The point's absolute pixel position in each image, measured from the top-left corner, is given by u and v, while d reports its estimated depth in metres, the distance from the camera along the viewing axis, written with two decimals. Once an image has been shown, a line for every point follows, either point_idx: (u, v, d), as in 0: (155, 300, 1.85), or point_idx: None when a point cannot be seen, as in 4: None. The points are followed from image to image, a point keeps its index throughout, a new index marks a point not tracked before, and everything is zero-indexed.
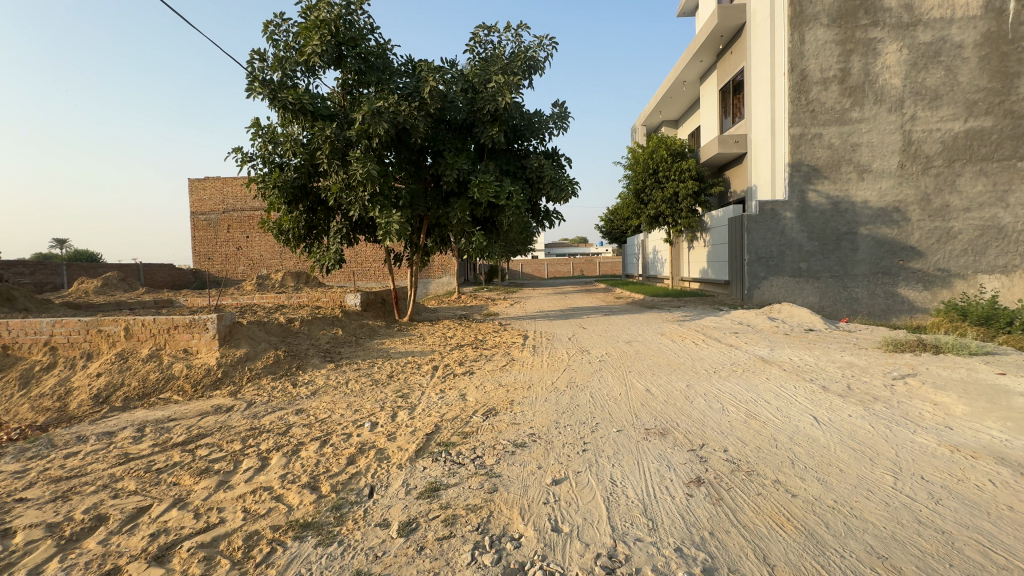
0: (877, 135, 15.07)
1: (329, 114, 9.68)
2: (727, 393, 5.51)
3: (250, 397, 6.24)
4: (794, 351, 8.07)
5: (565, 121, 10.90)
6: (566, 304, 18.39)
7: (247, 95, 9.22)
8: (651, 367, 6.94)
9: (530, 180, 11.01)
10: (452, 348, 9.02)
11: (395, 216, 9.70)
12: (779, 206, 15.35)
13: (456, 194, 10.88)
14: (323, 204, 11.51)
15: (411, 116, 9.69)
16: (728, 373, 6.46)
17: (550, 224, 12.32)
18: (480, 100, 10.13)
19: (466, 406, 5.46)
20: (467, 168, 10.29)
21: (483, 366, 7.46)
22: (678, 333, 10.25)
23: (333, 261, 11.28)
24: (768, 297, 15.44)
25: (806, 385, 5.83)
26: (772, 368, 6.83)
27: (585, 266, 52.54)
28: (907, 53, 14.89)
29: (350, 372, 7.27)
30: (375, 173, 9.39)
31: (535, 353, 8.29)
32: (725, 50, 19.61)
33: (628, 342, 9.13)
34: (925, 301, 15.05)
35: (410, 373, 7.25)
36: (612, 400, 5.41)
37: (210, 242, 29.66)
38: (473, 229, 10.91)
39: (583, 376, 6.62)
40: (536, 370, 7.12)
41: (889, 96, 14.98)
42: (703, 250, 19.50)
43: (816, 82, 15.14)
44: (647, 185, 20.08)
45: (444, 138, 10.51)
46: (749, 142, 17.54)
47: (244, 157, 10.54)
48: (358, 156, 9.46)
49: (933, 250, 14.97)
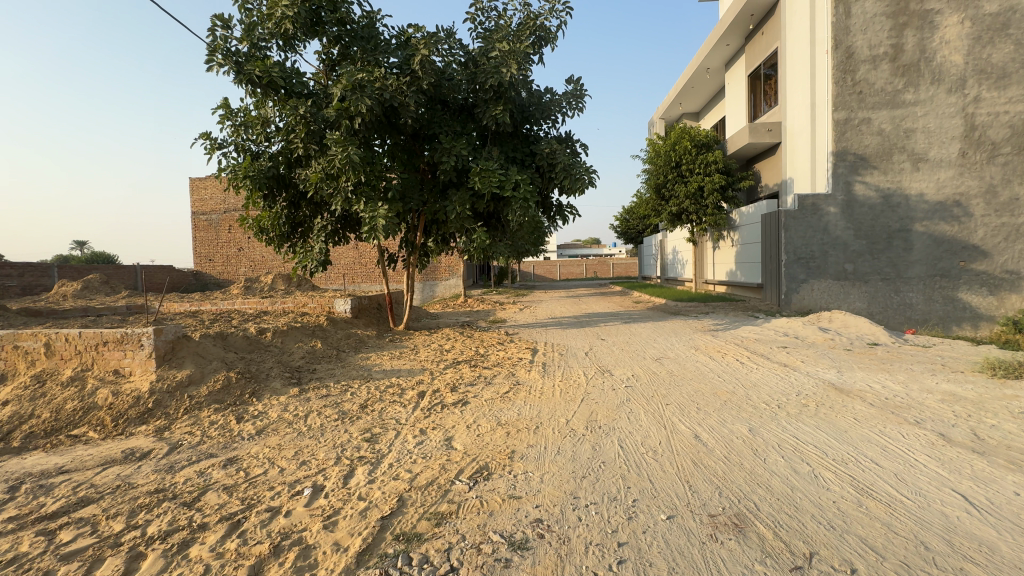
0: (933, 119, 13.31)
1: (306, 93, 8.32)
2: (811, 445, 3.97)
3: (178, 438, 4.84)
4: (869, 374, 6.48)
5: (581, 100, 9.40)
6: (579, 309, 16.80)
7: (207, 68, 7.86)
8: (694, 399, 5.39)
9: (540, 169, 9.54)
10: (446, 366, 7.57)
11: (381, 211, 8.32)
12: (821, 200, 13.65)
13: (454, 185, 9.48)
14: (307, 198, 10.20)
15: (402, 93, 8.26)
16: (799, 410, 4.90)
17: (564, 221, 10.81)
18: (482, 74, 8.61)
19: (448, 460, 3.99)
20: (467, 153, 8.85)
21: (481, 393, 5.98)
22: (715, 348, 8.66)
23: (316, 263, 9.97)
24: (809, 302, 13.75)
25: (916, 433, 4.25)
26: (853, 399, 5.28)
27: (598, 267, 51.00)
28: (970, 25, 13.11)
29: (316, 401, 5.85)
30: (357, 159, 7.96)
31: (546, 374, 6.79)
32: (755, 32, 17.93)
33: (657, 360, 7.60)
34: (990, 307, 13.24)
35: (390, 402, 5.82)
36: (649, 454, 3.91)
37: (212, 243, 28.70)
38: (474, 225, 9.43)
39: (607, 411, 5.12)
40: (545, 399, 5.64)
41: (949, 75, 13.21)
42: (731, 250, 17.83)
43: (863, 60, 13.42)
44: (668, 179, 18.44)
45: (440, 120, 9.08)
46: (784, 129, 15.82)
47: (212, 143, 9.16)
48: (337, 139, 8.00)
49: (1000, 249, 13.14)
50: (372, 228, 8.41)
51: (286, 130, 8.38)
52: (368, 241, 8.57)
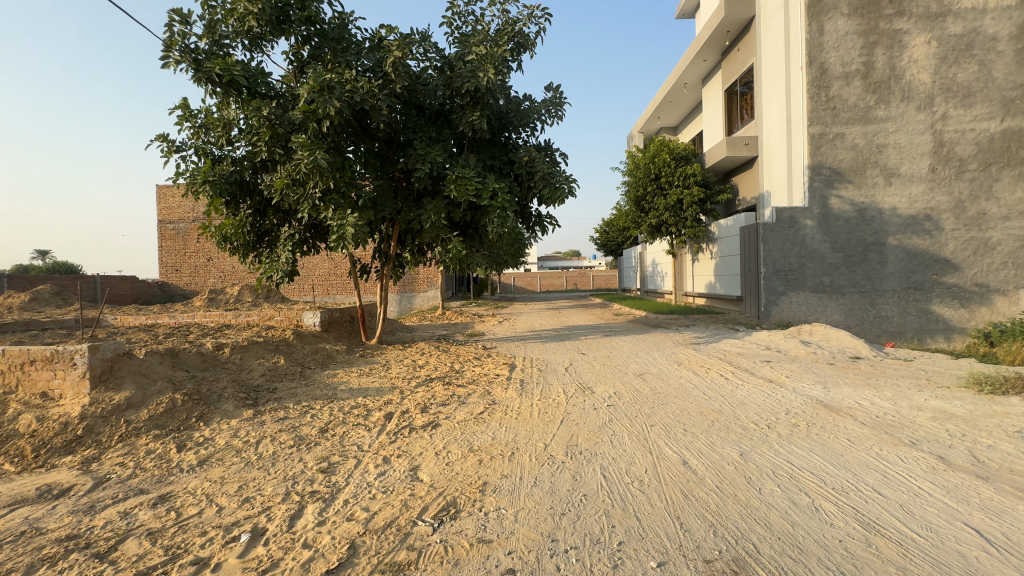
0: (904, 135, 13.58)
1: (271, 94, 7.87)
2: (808, 473, 3.67)
3: (106, 472, 4.26)
4: (856, 389, 6.29)
5: (560, 107, 9.19)
6: (559, 322, 16.48)
7: (163, 65, 7.33)
8: (680, 419, 5.07)
9: (518, 177, 9.25)
10: (418, 384, 7.11)
11: (350, 219, 7.86)
12: (798, 213, 13.73)
13: (429, 194, 9.11)
14: (274, 205, 9.68)
15: (373, 96, 7.87)
16: (789, 432, 4.63)
17: (543, 231, 10.50)
18: (458, 79, 8.31)
19: (412, 495, 3.55)
20: (443, 160, 8.50)
21: (453, 415, 5.55)
22: (698, 362, 8.41)
23: (282, 274, 9.45)
24: (788, 315, 13.74)
25: (915, 456, 4.00)
26: (844, 419, 5.04)
27: (578, 279, 51.11)
28: (937, 45, 13.49)
29: (271, 424, 5.32)
30: (325, 164, 7.50)
31: (523, 392, 6.39)
32: (731, 48, 18.20)
33: (639, 375, 7.30)
34: (961, 320, 13.44)
35: (354, 426, 5.34)
36: (635, 485, 3.56)
37: (179, 253, 27.56)
38: (450, 235, 9.04)
39: (589, 433, 4.77)
40: (523, 421, 5.25)
41: (918, 93, 13.53)
42: (710, 262, 17.83)
43: (837, 77, 13.65)
44: (648, 192, 18.44)
45: (415, 126, 8.72)
46: (761, 143, 15.96)
47: (170, 146, 8.60)
48: (302, 142, 7.53)
49: (970, 263, 13.39)
50: (340, 238, 7.92)
51: (250, 133, 7.88)
52: (335, 252, 8.07)
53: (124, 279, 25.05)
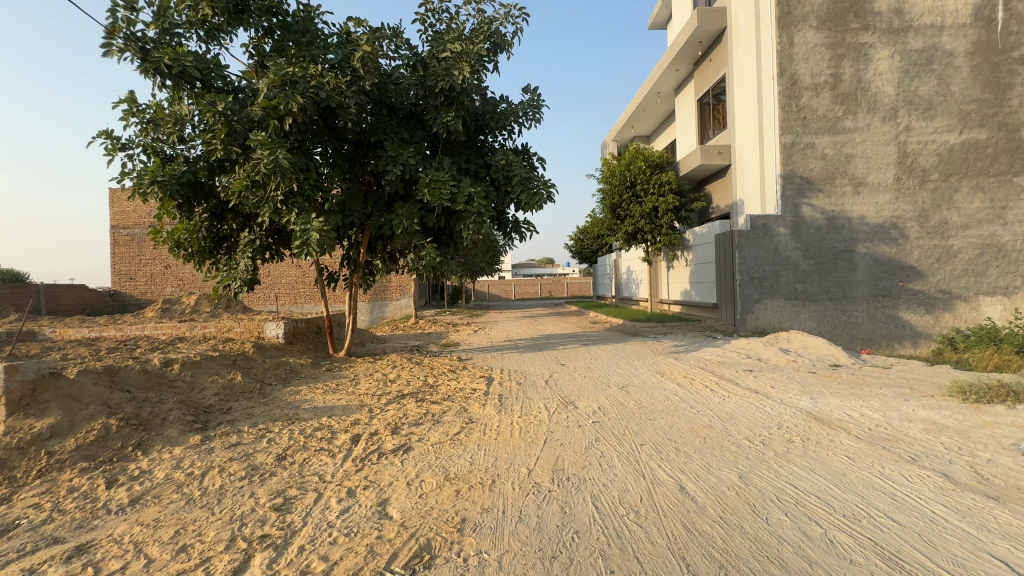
0: (871, 145, 13.92)
1: (228, 89, 7.29)
2: (814, 497, 3.40)
3: (16, 516, 3.61)
4: (842, 399, 6.15)
5: (538, 110, 8.91)
6: (536, 331, 16.13)
7: (105, 54, 6.66)
8: (670, 437, 4.77)
9: (495, 181, 8.90)
10: (388, 401, 6.60)
11: (315, 223, 7.32)
12: (772, 221, 13.84)
13: (401, 198, 8.66)
14: (233, 209, 9.03)
15: (340, 93, 7.39)
16: (786, 449, 4.38)
17: (520, 238, 10.16)
18: (432, 77, 7.92)
19: (380, 538, 3.09)
20: (415, 162, 8.07)
21: (427, 436, 5.09)
22: (680, 373, 8.19)
23: (241, 283, 8.82)
24: (763, 322, 13.80)
25: (919, 474, 3.79)
26: (838, 433, 4.83)
27: (553, 286, 51.10)
28: (899, 59, 13.91)
29: (220, 452, 4.74)
30: (287, 164, 6.95)
31: (502, 409, 5.98)
32: (703, 58, 18.45)
33: (623, 388, 7.00)
34: (927, 325, 13.77)
35: (315, 451, 4.82)
36: (632, 519, 3.20)
37: (133, 260, 25.99)
38: (423, 241, 8.59)
39: (575, 455, 4.40)
40: (503, 442, 4.84)
41: (883, 105, 13.91)
42: (685, 270, 17.88)
43: (807, 87, 13.90)
44: (623, 199, 18.41)
45: (386, 126, 8.26)
46: (734, 152, 16.13)
47: (115, 142, 7.87)
48: (261, 139, 6.96)
49: (933, 270, 13.76)
50: (304, 243, 7.35)
51: (204, 130, 7.27)
52: (298, 258, 7.49)
53: (71, 288, 23.41)
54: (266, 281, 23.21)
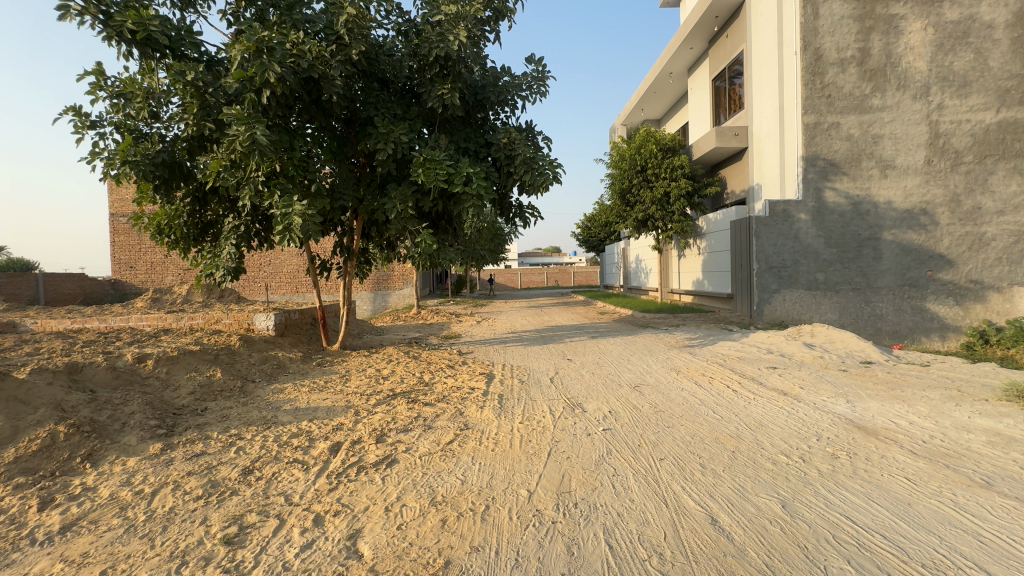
0: (900, 125, 13.01)
1: (203, 59, 6.64)
2: (880, 538, 2.77)
3: None
4: (883, 403, 5.49)
5: (544, 83, 8.18)
6: (542, 322, 15.47)
7: (61, 18, 5.96)
8: (694, 450, 4.14)
9: (496, 162, 8.20)
10: (377, 401, 6.01)
11: (298, 207, 6.68)
12: (792, 206, 13.04)
13: (395, 180, 8.02)
14: (216, 193, 8.42)
15: (324, 63, 6.71)
16: (832, 469, 3.73)
17: (524, 223, 9.46)
18: (426, 45, 7.19)
19: None
20: (409, 140, 7.41)
21: (415, 446, 4.49)
22: (697, 370, 7.53)
23: (225, 272, 8.28)
24: (781, 314, 13.07)
25: (1001, 504, 3.13)
26: (889, 446, 4.18)
27: (559, 275, 50.52)
28: (933, 32, 12.92)
29: (180, 464, 4.17)
30: (266, 141, 6.27)
31: (502, 413, 5.37)
32: (718, 34, 17.45)
33: (635, 387, 6.39)
34: (956, 317, 12.95)
35: (289, 463, 4.23)
36: (657, 566, 2.58)
37: (133, 248, 25.57)
38: (419, 227, 7.94)
39: (584, 473, 3.79)
40: (502, 454, 4.26)
41: (914, 81, 12.96)
42: (697, 258, 17.13)
43: (832, 63, 12.97)
44: (634, 184, 17.58)
45: (377, 101, 7.57)
46: (751, 134, 15.23)
47: (83, 120, 7.24)
48: (236, 113, 6.25)
49: (964, 259, 12.91)
50: (286, 229, 6.72)
51: (177, 105, 6.62)
52: (280, 246, 6.86)
53: (70, 277, 23.06)
54: (267, 270, 22.73)
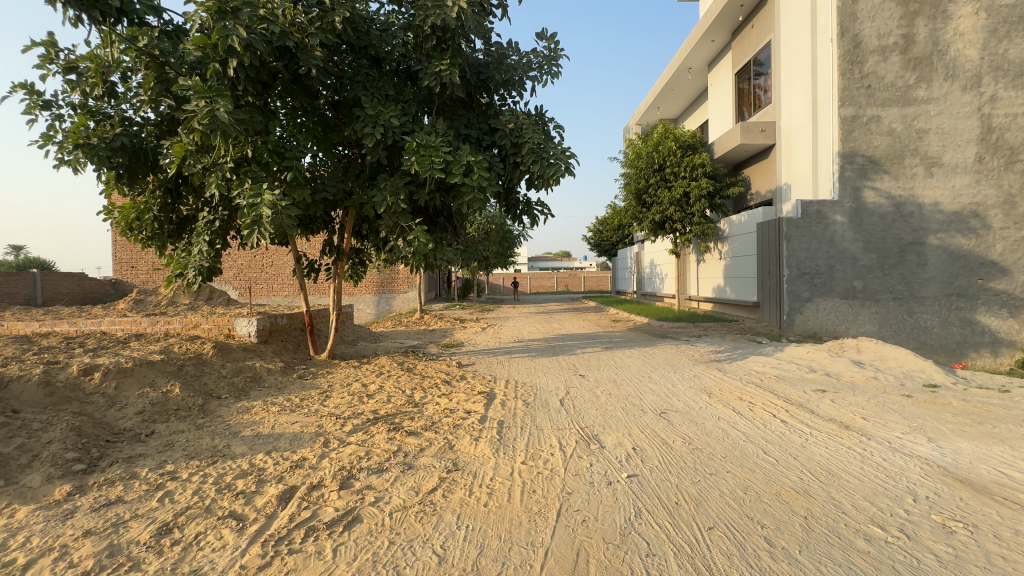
0: (948, 119, 11.82)
1: (164, 26, 5.70)
2: None
3: None
4: (975, 443, 4.40)
5: (556, 62, 7.23)
6: (551, 330, 14.48)
7: None
8: (752, 515, 3.11)
9: (501, 151, 7.27)
10: (353, 428, 5.04)
11: (269, 196, 5.75)
12: (827, 207, 11.90)
13: (387, 170, 7.13)
14: (190, 183, 7.61)
15: (302, 32, 5.84)
16: (955, 554, 2.68)
17: (532, 221, 8.48)
18: (420, 13, 6.27)
19: None
20: (400, 123, 6.49)
21: (387, 496, 3.52)
22: (730, 391, 6.49)
23: (197, 272, 7.52)
24: (814, 324, 11.92)
25: None
26: (1018, 514, 3.09)
27: (569, 280, 49.63)
28: (985, 17, 11.74)
29: (78, 519, 3.21)
30: (231, 118, 5.38)
31: (500, 448, 4.37)
32: (743, 25, 16.37)
33: (662, 414, 5.37)
34: (1011, 331, 11.66)
35: (222, 518, 3.27)
36: None
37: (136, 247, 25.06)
38: (411, 223, 7.01)
39: (606, 552, 2.76)
40: (498, 512, 3.26)
41: (963, 71, 11.78)
42: (718, 263, 16.01)
43: (872, 51, 11.85)
44: (650, 184, 16.53)
45: (366, 80, 6.73)
46: (780, 130, 14.11)
47: (35, 98, 6.44)
48: (194, 84, 5.33)
49: (1020, 266, 11.63)
50: (255, 222, 5.78)
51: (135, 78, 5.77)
52: (248, 242, 5.92)
53: (69, 277, 22.50)
54: (269, 272, 22.09)
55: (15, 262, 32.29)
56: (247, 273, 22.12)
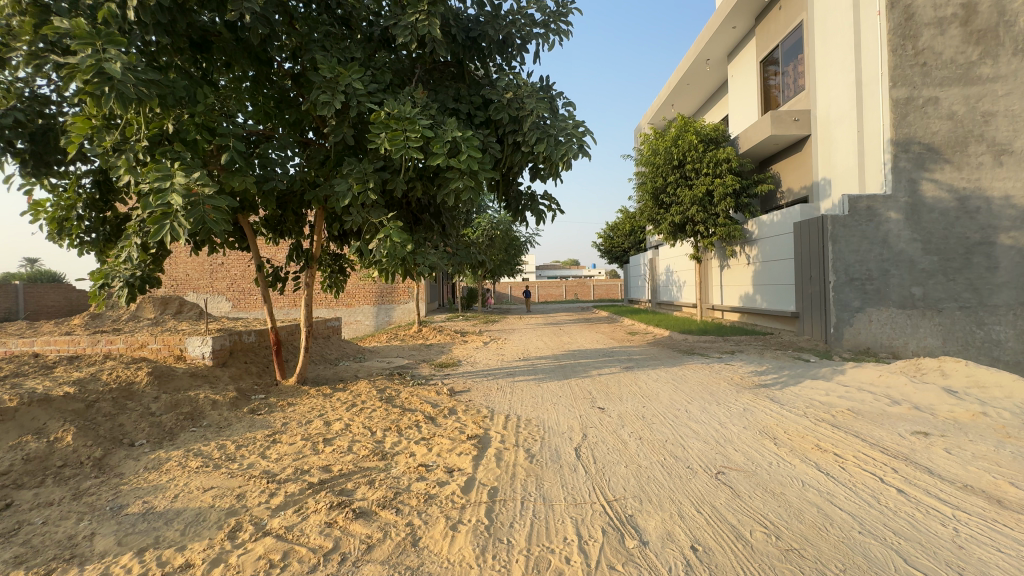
0: (1019, 99, 10.21)
1: None
2: None
3: None
4: None
5: (565, 17, 5.81)
6: (561, 344, 12.96)
7: None
8: None
9: (497, 128, 5.83)
10: (285, 500, 3.57)
11: (180, 178, 4.37)
12: (878, 202, 10.32)
13: (355, 153, 5.73)
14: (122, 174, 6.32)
15: None
16: None
17: (537, 217, 7.00)
18: None
19: None
20: (367, 89, 5.10)
21: None
22: (798, 433, 4.94)
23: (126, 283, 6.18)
24: (866, 338, 10.30)
25: None
26: None
27: (579, 289, 48.10)
28: None
29: None
30: (130, 72, 4.01)
31: (488, 548, 2.86)
32: (769, 7, 14.93)
33: (719, 477, 3.83)
34: None
35: None
36: None
37: None
38: (384, 218, 5.58)
39: None
40: None
41: None
42: (746, 270, 14.44)
43: (927, 23, 10.31)
44: (669, 182, 15.01)
45: (328, 40, 5.40)
46: (817, 118, 12.57)
47: None
48: (75, 24, 3.94)
49: None
50: (166, 215, 4.37)
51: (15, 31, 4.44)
52: (161, 241, 4.52)
53: (56, 289, 21.42)
54: None
55: (21, 273, 31.66)
56: (240, 283, 20.90)
